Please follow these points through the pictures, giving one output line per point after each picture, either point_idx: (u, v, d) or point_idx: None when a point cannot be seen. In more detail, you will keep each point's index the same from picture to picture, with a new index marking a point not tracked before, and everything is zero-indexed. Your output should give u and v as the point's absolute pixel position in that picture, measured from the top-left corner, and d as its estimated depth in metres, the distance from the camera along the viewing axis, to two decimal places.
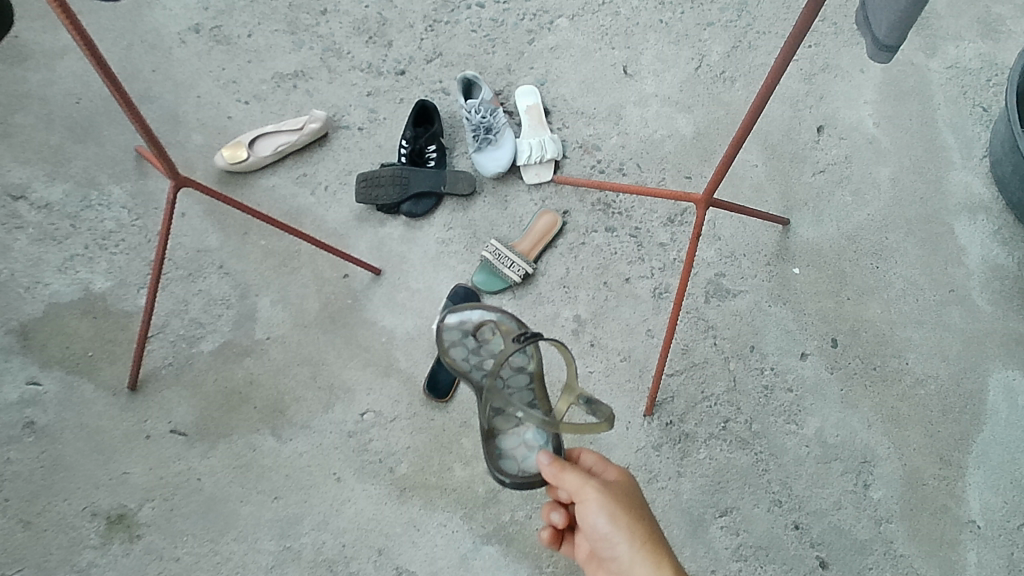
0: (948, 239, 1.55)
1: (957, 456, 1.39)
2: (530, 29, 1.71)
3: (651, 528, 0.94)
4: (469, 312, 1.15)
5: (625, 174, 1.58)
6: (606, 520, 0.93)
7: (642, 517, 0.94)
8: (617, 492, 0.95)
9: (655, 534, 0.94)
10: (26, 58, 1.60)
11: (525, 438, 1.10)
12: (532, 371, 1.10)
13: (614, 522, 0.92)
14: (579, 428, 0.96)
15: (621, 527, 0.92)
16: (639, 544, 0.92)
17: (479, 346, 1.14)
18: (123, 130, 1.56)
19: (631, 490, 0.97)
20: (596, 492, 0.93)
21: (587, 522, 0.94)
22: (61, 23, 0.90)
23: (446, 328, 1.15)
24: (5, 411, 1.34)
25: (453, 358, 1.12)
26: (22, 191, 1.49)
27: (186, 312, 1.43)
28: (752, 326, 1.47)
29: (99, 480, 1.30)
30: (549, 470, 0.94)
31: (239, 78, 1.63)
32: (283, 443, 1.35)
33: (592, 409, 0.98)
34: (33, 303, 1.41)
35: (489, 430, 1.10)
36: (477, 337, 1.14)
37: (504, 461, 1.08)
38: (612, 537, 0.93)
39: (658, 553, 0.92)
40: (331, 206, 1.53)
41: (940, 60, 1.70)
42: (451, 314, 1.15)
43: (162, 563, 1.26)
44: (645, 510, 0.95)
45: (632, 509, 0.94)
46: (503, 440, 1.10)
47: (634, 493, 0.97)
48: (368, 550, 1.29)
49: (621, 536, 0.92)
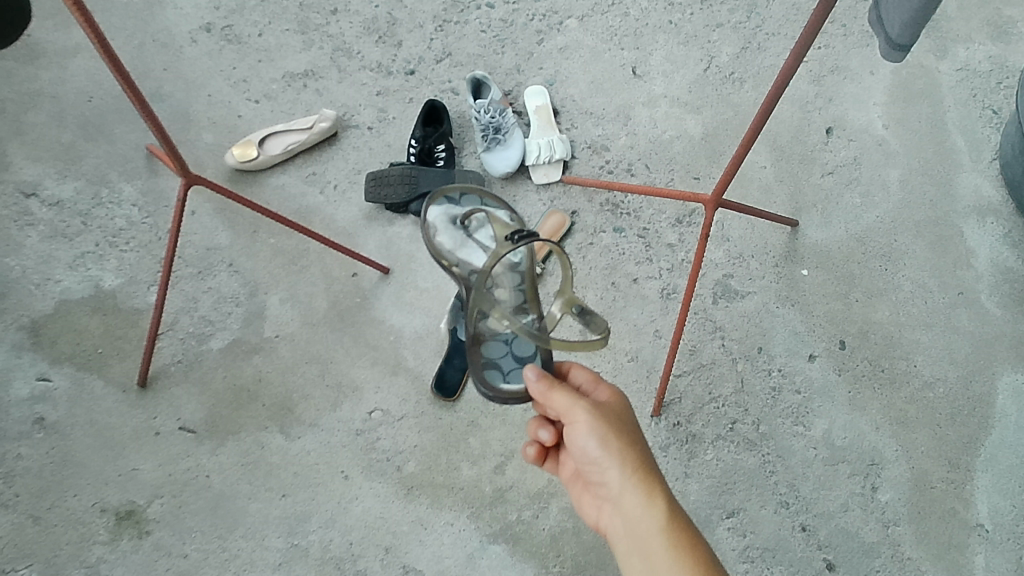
0: (957, 242, 1.54)
1: (965, 459, 1.38)
2: (539, 29, 1.71)
3: (644, 456, 0.90)
4: (453, 203, 1.20)
5: (634, 174, 1.58)
6: (595, 443, 0.90)
7: (634, 444, 0.90)
8: (609, 415, 0.92)
9: (647, 462, 0.90)
10: (39, 56, 1.61)
11: (512, 348, 1.07)
12: (523, 272, 1.13)
13: (603, 444, 0.89)
14: (571, 346, 0.97)
15: (611, 452, 0.89)
16: (630, 470, 0.88)
17: (465, 236, 1.16)
18: (134, 128, 1.57)
19: (625, 417, 0.94)
20: (586, 414, 0.90)
21: (577, 446, 0.92)
22: (76, 21, 0.90)
23: (430, 218, 1.18)
24: (16, 407, 1.35)
25: (437, 245, 1.16)
26: (33, 188, 1.50)
27: (196, 310, 1.44)
28: (760, 328, 1.47)
29: (108, 476, 1.31)
30: (538, 387, 0.93)
31: (250, 78, 1.63)
32: (291, 441, 1.36)
33: (586, 321, 1.01)
34: (44, 300, 1.42)
35: (475, 337, 1.08)
36: (468, 230, 1.16)
37: (490, 367, 1.05)
38: (602, 462, 0.90)
39: (649, 481, 0.88)
40: (340, 205, 1.54)
41: (951, 62, 1.70)
42: (436, 207, 1.20)
43: (170, 559, 1.27)
44: (638, 437, 0.92)
45: (623, 433, 0.90)
46: (489, 347, 1.07)
47: (628, 420, 0.94)
48: (375, 548, 1.30)
49: (610, 460, 0.89)
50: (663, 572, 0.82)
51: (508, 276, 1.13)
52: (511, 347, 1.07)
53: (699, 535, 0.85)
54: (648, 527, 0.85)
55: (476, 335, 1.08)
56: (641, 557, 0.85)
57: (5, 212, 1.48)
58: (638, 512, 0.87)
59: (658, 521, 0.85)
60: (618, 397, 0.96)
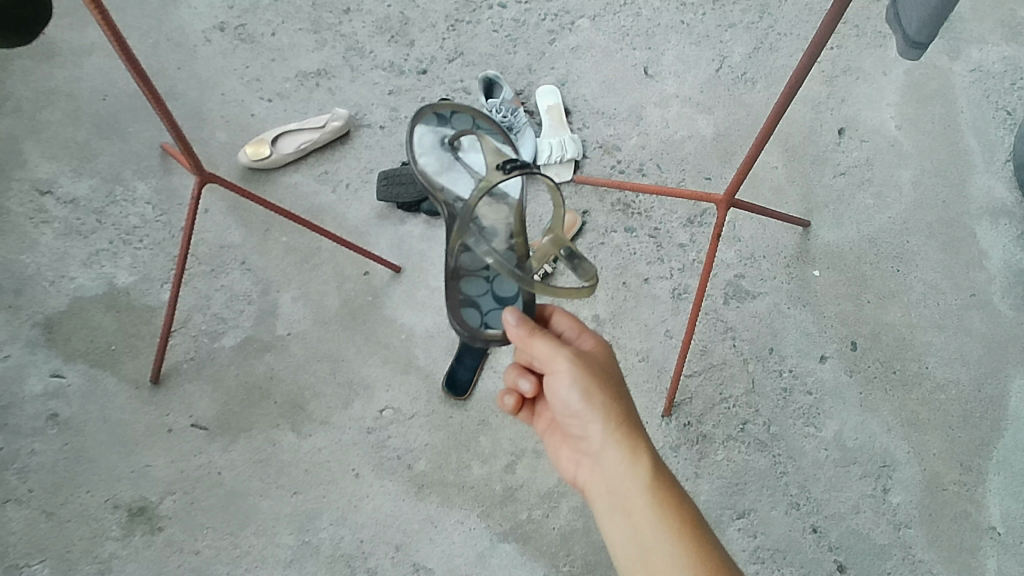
0: (970, 244, 1.54)
1: (978, 462, 1.38)
2: (551, 29, 1.71)
3: (627, 409, 0.91)
4: (443, 124, 1.13)
5: (645, 174, 1.58)
6: (579, 394, 0.90)
7: (617, 397, 0.91)
8: (592, 367, 0.92)
9: (630, 417, 0.90)
10: (54, 55, 1.62)
11: (492, 288, 1.07)
12: (513, 206, 1.08)
13: (587, 396, 0.90)
14: (556, 292, 0.90)
15: (594, 404, 0.90)
16: (614, 425, 0.89)
17: (453, 160, 1.11)
18: (147, 126, 1.58)
19: (608, 367, 0.94)
20: (568, 362, 0.90)
21: (558, 396, 0.92)
22: (94, 19, 0.91)
23: (418, 136, 1.12)
24: (30, 403, 1.35)
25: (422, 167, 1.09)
26: (48, 186, 1.51)
27: (209, 307, 1.44)
28: (771, 328, 1.47)
29: (121, 472, 1.32)
30: (518, 332, 0.92)
31: (263, 77, 1.64)
32: (302, 439, 1.36)
33: (574, 266, 0.94)
34: (58, 297, 1.43)
35: (456, 270, 1.06)
36: (456, 152, 1.12)
37: (467, 305, 1.06)
38: (584, 414, 0.90)
39: (632, 434, 0.89)
40: (352, 204, 1.55)
41: (964, 63, 1.69)
42: (424, 125, 1.13)
43: (182, 555, 1.28)
44: (620, 391, 0.92)
45: (607, 386, 0.91)
46: (469, 284, 1.07)
47: (611, 371, 0.94)
48: (385, 546, 1.30)
49: (594, 413, 0.90)
50: (645, 527, 0.83)
51: (498, 206, 1.07)
52: (491, 285, 1.07)
53: (681, 491, 0.86)
54: (631, 482, 0.86)
55: (456, 271, 1.06)
56: (622, 511, 0.86)
57: (20, 209, 1.49)
58: (620, 467, 0.87)
59: (641, 476, 0.86)
60: (601, 348, 0.97)
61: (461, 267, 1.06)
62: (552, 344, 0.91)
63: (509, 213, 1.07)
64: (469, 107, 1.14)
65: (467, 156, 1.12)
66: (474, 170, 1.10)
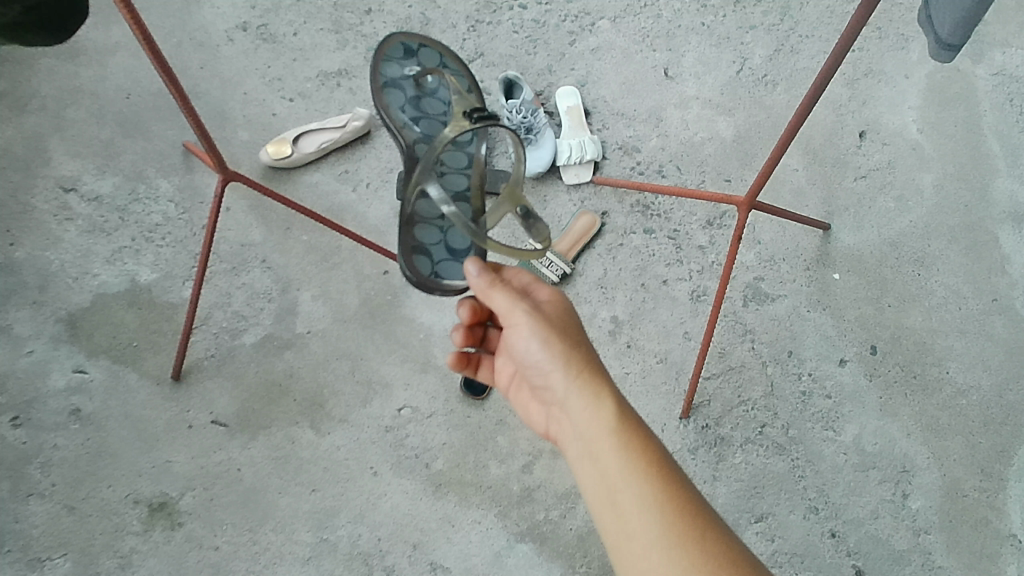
0: (992, 248, 1.53)
1: (998, 468, 1.37)
2: (571, 30, 1.71)
3: (586, 351, 0.89)
4: (407, 61, 1.17)
5: (665, 176, 1.58)
6: (536, 343, 0.88)
7: (577, 344, 0.88)
8: (550, 317, 0.90)
9: (590, 364, 0.88)
10: (79, 54, 1.63)
11: (446, 239, 1.08)
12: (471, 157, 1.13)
13: (545, 344, 0.88)
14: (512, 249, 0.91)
15: (552, 352, 0.87)
16: (572, 372, 0.86)
17: (415, 98, 1.14)
18: (170, 125, 1.59)
19: (568, 316, 0.92)
20: (523, 311, 0.89)
21: (518, 349, 0.90)
22: (122, 18, 0.92)
23: (381, 71, 1.15)
24: (53, 398, 1.37)
25: (385, 102, 1.12)
26: (72, 183, 1.52)
27: (229, 305, 1.45)
28: (790, 331, 1.46)
29: (142, 468, 1.33)
30: (478, 283, 0.91)
31: (284, 76, 1.65)
32: (321, 437, 1.37)
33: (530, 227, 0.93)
34: (82, 293, 1.44)
35: (408, 217, 1.07)
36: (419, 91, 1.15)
37: (420, 254, 1.06)
38: (544, 365, 0.88)
39: (593, 379, 0.86)
40: (372, 204, 1.55)
41: (987, 67, 1.68)
42: (388, 60, 1.16)
43: (202, 551, 1.29)
44: (581, 340, 0.90)
45: (565, 334, 0.89)
46: (422, 233, 1.07)
47: (571, 320, 0.92)
48: (403, 544, 1.31)
49: (552, 362, 0.87)
50: (612, 473, 0.80)
51: (457, 154, 1.13)
52: (444, 235, 1.08)
53: (648, 432, 0.83)
54: (593, 425, 0.83)
55: (410, 217, 1.07)
56: (588, 461, 0.83)
57: (45, 206, 1.50)
58: (582, 415, 0.85)
59: (603, 421, 0.83)
60: (563, 297, 0.94)
61: (416, 214, 1.07)
62: (509, 295, 0.91)
63: (466, 162, 1.13)
64: (438, 44, 1.20)
65: (428, 97, 1.15)
66: (435, 111, 1.15)
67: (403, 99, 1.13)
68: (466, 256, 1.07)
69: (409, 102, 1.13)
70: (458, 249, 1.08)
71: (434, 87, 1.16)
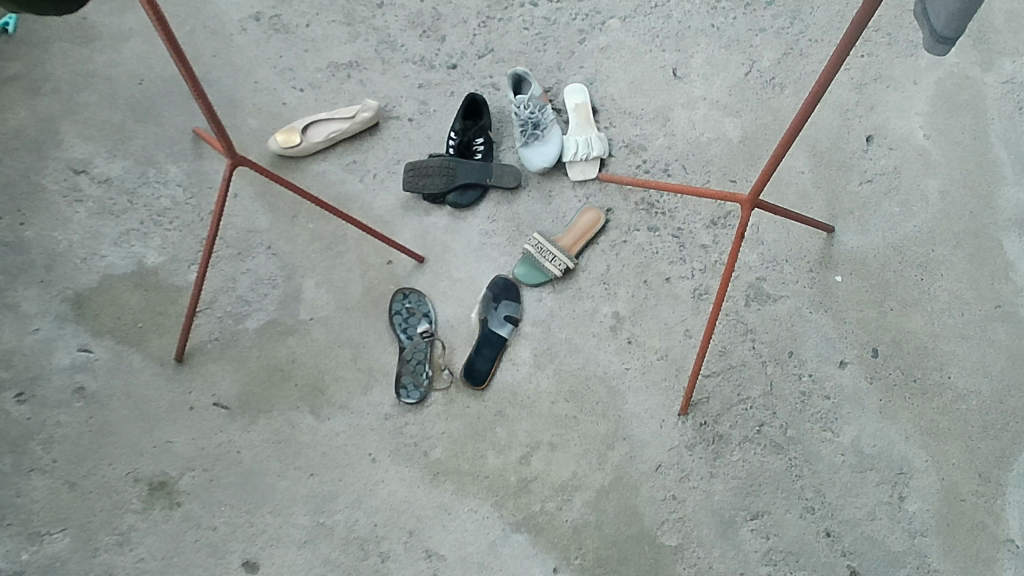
0: (996, 254, 1.52)
1: (997, 473, 1.36)
2: (582, 28, 1.72)
3: None
4: (402, 349, 1.43)
5: (670, 174, 1.59)
6: None
7: None
8: None
9: None
10: (94, 40, 1.66)
11: (415, 386, 1.40)
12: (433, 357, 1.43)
13: None
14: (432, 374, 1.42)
15: None
16: None
17: (412, 319, 1.45)
18: (181, 111, 1.61)
19: None
20: None
21: None
22: (143, 9, 0.94)
23: (403, 377, 1.40)
24: (57, 375, 1.38)
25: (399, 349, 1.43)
26: (83, 165, 1.55)
27: (234, 289, 1.47)
28: (791, 332, 1.47)
29: (143, 447, 1.34)
30: None
31: (296, 67, 1.67)
32: (321, 422, 1.38)
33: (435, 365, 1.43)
34: (89, 274, 1.46)
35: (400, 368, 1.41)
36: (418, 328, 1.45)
37: (403, 389, 1.39)
38: None
39: None
40: (379, 193, 1.57)
41: (996, 75, 1.68)
42: (406, 378, 1.40)
43: (199, 531, 1.30)
44: None
45: None
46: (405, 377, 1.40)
47: None
48: (399, 531, 1.31)
49: None
50: None
51: (440, 326, 1.47)
52: (412, 378, 1.40)
53: None
54: None
55: (401, 371, 1.40)
56: None
57: (54, 187, 1.52)
58: None
59: None
60: None
61: (403, 371, 1.40)
62: None
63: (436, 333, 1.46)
64: (435, 330, 1.46)
65: (431, 311, 1.47)
66: (429, 315, 1.46)
67: (403, 338, 1.44)
68: (420, 395, 1.40)
69: (406, 330, 1.44)
70: (417, 391, 1.40)
71: (431, 310, 1.47)
